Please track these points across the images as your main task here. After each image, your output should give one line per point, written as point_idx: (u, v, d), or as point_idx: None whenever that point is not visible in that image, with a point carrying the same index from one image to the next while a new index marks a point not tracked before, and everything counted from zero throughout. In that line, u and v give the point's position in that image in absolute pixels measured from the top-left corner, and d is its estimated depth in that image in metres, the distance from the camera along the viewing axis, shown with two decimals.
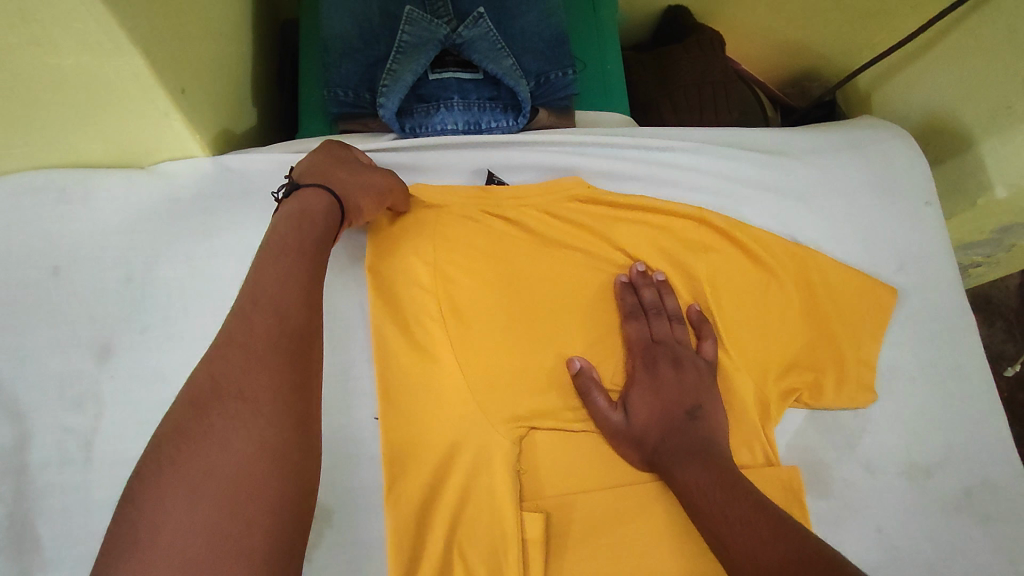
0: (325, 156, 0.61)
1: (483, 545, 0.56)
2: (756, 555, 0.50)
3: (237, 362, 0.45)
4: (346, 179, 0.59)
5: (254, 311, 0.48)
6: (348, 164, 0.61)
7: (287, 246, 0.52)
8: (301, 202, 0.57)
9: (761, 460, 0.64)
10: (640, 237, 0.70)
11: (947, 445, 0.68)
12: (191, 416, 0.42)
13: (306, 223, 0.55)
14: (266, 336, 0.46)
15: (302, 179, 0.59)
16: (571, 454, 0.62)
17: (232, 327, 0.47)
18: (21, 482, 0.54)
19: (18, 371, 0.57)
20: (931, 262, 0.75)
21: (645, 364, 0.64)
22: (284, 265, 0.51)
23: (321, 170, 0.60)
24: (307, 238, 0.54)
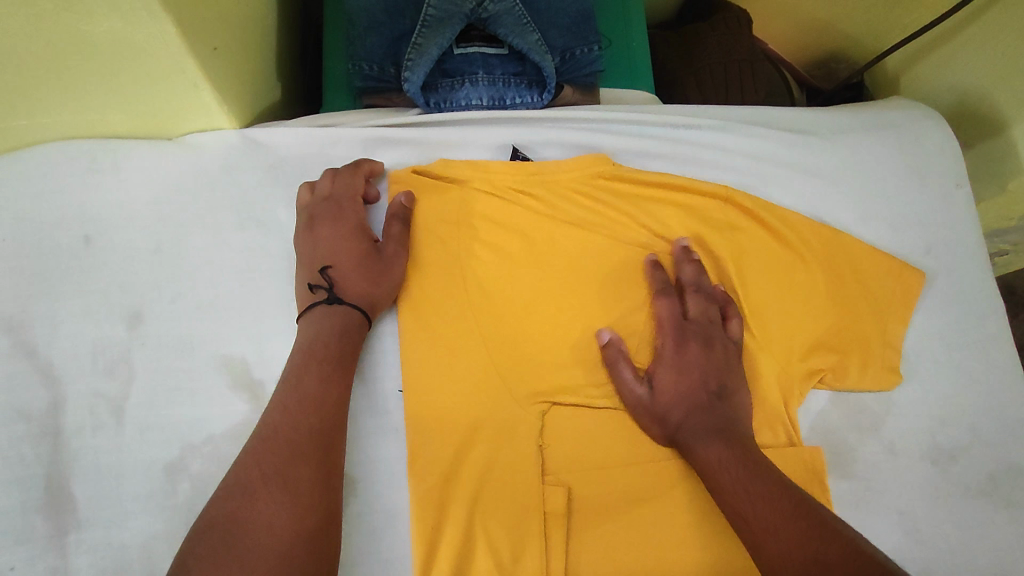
0: (346, 248, 0.62)
1: (505, 517, 0.57)
2: (775, 531, 0.51)
3: (280, 454, 0.49)
4: (378, 290, 0.60)
5: (294, 411, 0.51)
6: (369, 258, 0.61)
7: (324, 348, 0.56)
8: (334, 318, 0.58)
9: (782, 439, 0.64)
10: (665, 216, 0.69)
11: (972, 430, 0.68)
12: (238, 504, 0.46)
13: (341, 327, 0.57)
14: (305, 433, 0.50)
15: (334, 276, 0.60)
16: (593, 431, 0.62)
17: (277, 422, 0.51)
18: (56, 445, 0.56)
19: (51, 338, 0.58)
20: (961, 246, 0.74)
21: (676, 342, 0.64)
22: (321, 361, 0.55)
23: (350, 265, 0.61)
24: (342, 342, 0.57)
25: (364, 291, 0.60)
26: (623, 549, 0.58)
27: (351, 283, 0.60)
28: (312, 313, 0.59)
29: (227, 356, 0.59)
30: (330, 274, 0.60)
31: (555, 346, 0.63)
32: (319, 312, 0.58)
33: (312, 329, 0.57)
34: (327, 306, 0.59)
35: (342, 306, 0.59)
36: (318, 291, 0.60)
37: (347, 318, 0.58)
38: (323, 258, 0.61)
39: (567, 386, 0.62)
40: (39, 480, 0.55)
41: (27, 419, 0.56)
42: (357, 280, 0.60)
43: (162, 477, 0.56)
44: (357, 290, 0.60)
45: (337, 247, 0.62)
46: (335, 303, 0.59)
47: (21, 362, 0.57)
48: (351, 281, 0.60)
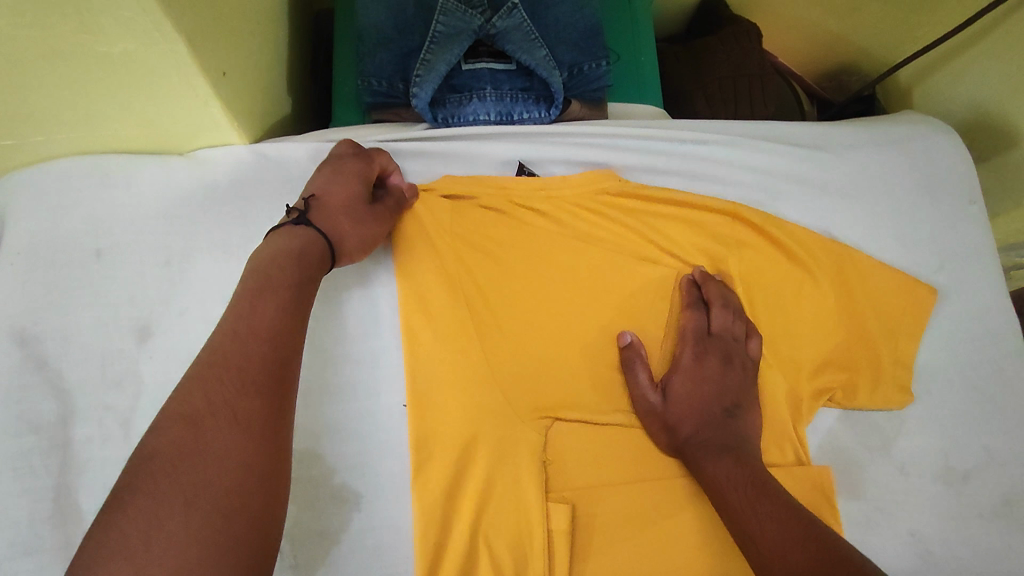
0: (338, 186, 0.60)
1: (508, 533, 0.57)
2: (787, 552, 0.50)
3: (231, 384, 0.43)
4: (345, 228, 0.58)
5: (245, 337, 0.46)
6: (355, 204, 0.59)
7: (282, 272, 0.51)
8: (296, 236, 0.55)
9: (790, 458, 0.63)
10: (672, 232, 0.69)
11: (986, 450, 0.66)
12: (180, 434, 0.40)
13: (301, 257, 0.53)
14: (258, 362, 0.45)
15: (312, 204, 0.58)
16: (597, 446, 0.61)
17: (224, 348, 0.45)
18: (65, 457, 0.56)
19: (63, 351, 0.59)
20: (973, 262, 0.73)
21: (696, 353, 0.64)
22: (278, 290, 0.49)
23: (337, 203, 0.59)
24: (297, 271, 0.52)
25: (339, 226, 0.57)
26: (627, 569, 0.57)
27: (325, 213, 0.58)
28: (280, 230, 0.56)
29: None
30: (310, 201, 0.58)
31: (561, 362, 0.63)
32: (285, 230, 0.56)
33: (272, 245, 0.53)
34: (293, 225, 0.56)
35: (308, 228, 0.56)
36: (292, 212, 0.57)
37: (309, 240, 0.55)
38: (311, 190, 0.59)
39: (571, 402, 0.62)
40: (47, 491, 0.55)
41: (37, 431, 0.56)
42: (333, 214, 0.58)
43: None
44: (330, 222, 0.57)
45: (335, 184, 0.60)
46: (303, 224, 0.56)
47: (33, 374, 0.58)
48: (328, 212, 0.58)
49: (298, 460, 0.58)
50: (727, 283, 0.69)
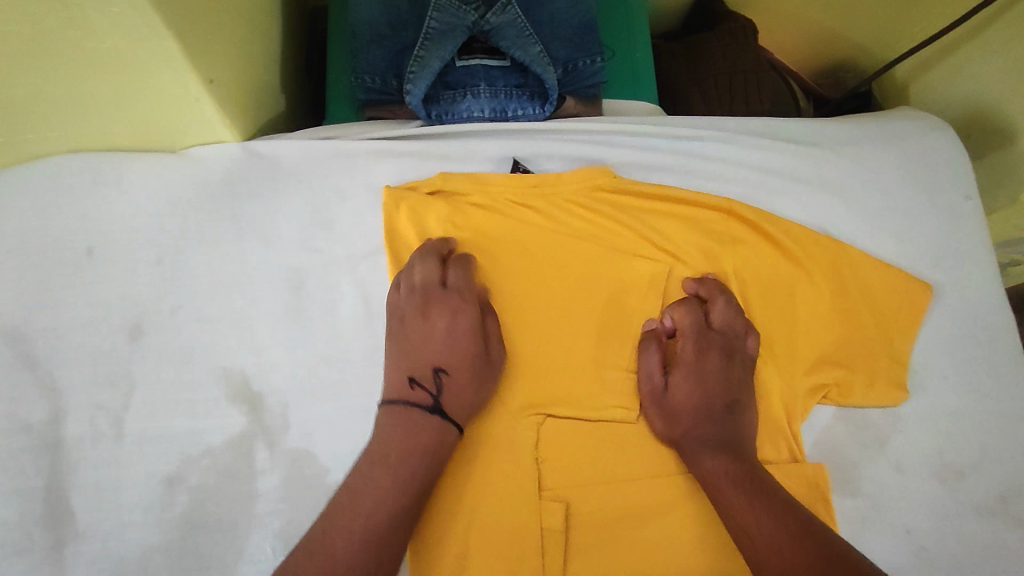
0: (412, 322, 0.61)
1: (503, 531, 0.56)
2: (782, 546, 0.50)
3: (331, 561, 0.48)
4: (443, 339, 0.60)
5: (358, 514, 0.51)
6: (439, 307, 0.61)
7: (412, 444, 0.54)
8: (427, 432, 0.55)
9: (785, 455, 0.63)
10: (668, 229, 0.69)
11: (981, 446, 0.66)
12: None
13: (417, 441, 0.55)
14: (364, 540, 0.50)
15: (444, 382, 0.58)
16: (592, 442, 0.61)
17: (338, 518, 0.51)
18: (56, 456, 0.56)
19: (55, 350, 0.58)
20: (969, 258, 0.73)
21: (696, 348, 0.64)
22: (392, 480, 0.52)
23: (425, 342, 0.60)
24: (417, 444, 0.54)
25: (441, 352, 0.60)
26: (622, 565, 0.57)
27: (458, 396, 0.58)
28: (409, 416, 0.56)
29: (226, 367, 0.60)
30: (440, 379, 0.58)
31: (555, 360, 0.63)
32: (412, 415, 0.56)
33: (394, 431, 0.55)
34: (427, 414, 0.57)
35: (438, 420, 0.56)
36: (419, 389, 0.58)
37: (433, 441, 0.55)
38: (437, 359, 0.59)
39: (565, 399, 0.62)
40: (39, 491, 0.55)
41: (29, 430, 0.56)
42: (462, 394, 0.58)
43: (160, 490, 0.56)
44: (432, 353, 0.60)
45: (412, 323, 0.61)
46: (434, 414, 0.56)
47: (24, 373, 0.57)
48: (456, 392, 0.58)
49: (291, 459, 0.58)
50: (722, 280, 0.68)
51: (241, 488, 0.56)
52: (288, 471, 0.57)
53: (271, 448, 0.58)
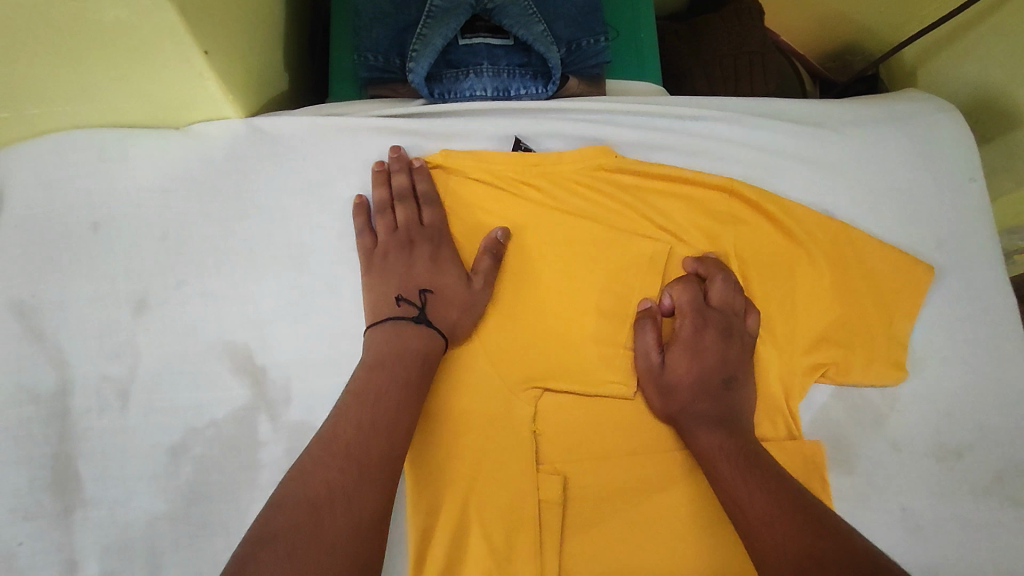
0: (399, 250, 0.63)
1: (501, 504, 0.58)
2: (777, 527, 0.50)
3: (351, 473, 0.49)
4: (422, 270, 0.63)
5: (367, 429, 0.52)
6: (421, 239, 0.64)
7: (399, 370, 0.56)
8: (416, 338, 0.58)
9: (782, 433, 0.64)
10: (669, 208, 0.69)
11: (979, 426, 0.66)
12: (303, 517, 0.46)
13: (411, 350, 0.58)
14: (380, 454, 0.51)
15: (429, 299, 0.61)
16: (589, 418, 0.62)
17: (349, 437, 0.51)
18: (64, 425, 0.57)
19: (60, 323, 0.59)
20: (972, 241, 0.73)
21: (694, 326, 0.65)
22: (394, 385, 0.55)
23: (407, 264, 0.63)
24: (418, 353, 0.57)
25: (421, 276, 0.63)
26: (618, 538, 0.58)
27: (444, 310, 0.61)
28: (398, 326, 0.59)
29: (230, 341, 0.60)
30: (426, 297, 0.61)
31: (554, 338, 0.63)
32: (405, 328, 0.59)
33: (387, 341, 0.58)
34: (412, 323, 0.60)
35: (429, 328, 0.59)
36: (406, 305, 0.61)
37: (427, 344, 0.58)
38: (421, 281, 0.62)
39: (564, 374, 0.62)
40: (48, 459, 0.56)
41: (36, 400, 0.57)
42: (450, 308, 0.61)
43: (165, 459, 0.57)
44: (416, 276, 0.62)
45: (395, 243, 0.64)
46: (423, 322, 0.60)
47: (31, 346, 0.58)
48: (442, 307, 0.61)
49: (293, 431, 0.59)
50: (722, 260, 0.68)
51: (244, 458, 0.58)
52: (290, 443, 0.58)
53: (274, 421, 0.59)
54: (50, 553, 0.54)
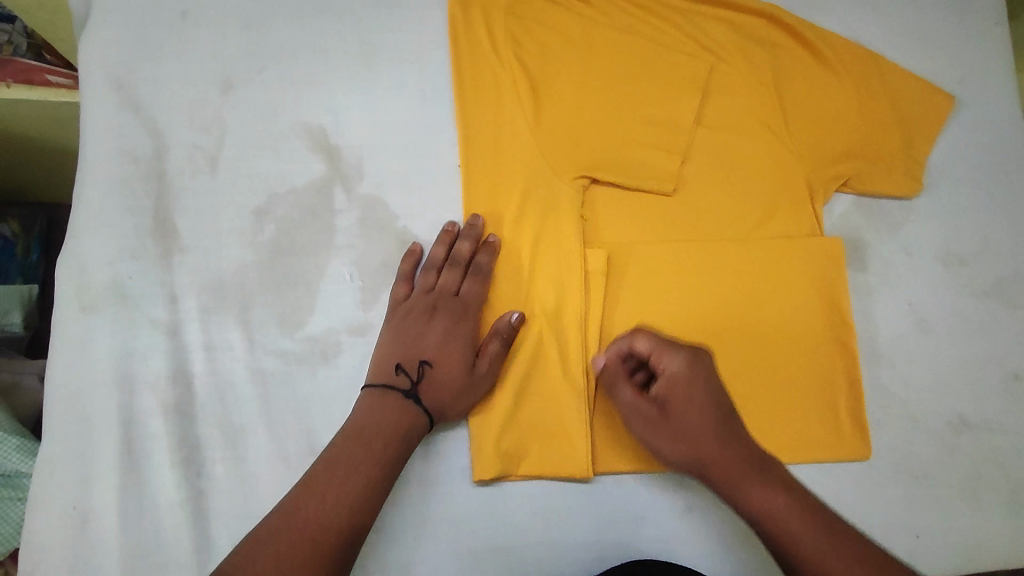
0: (420, 319, 0.62)
1: (551, 271, 0.65)
2: (787, 525, 0.50)
3: (363, 441, 0.55)
4: (430, 343, 0.61)
5: (380, 406, 0.57)
6: (448, 304, 0.63)
7: (419, 342, 0.61)
8: (399, 415, 0.57)
9: (806, 231, 0.69)
10: (712, 30, 0.73)
11: (984, 239, 0.72)
12: (314, 476, 0.52)
13: (401, 425, 0.56)
14: (391, 426, 0.56)
15: (426, 373, 0.60)
16: (630, 208, 0.68)
17: (368, 405, 0.57)
18: (161, 184, 0.63)
19: (153, 96, 0.65)
20: (995, 76, 0.77)
21: (680, 355, 0.59)
22: (375, 448, 0.54)
23: (421, 334, 0.61)
24: (400, 423, 0.57)
25: (429, 345, 0.61)
26: (652, 309, 0.65)
27: (437, 390, 0.59)
28: (388, 397, 0.58)
29: (307, 123, 0.66)
30: (423, 370, 0.60)
31: (602, 136, 0.68)
32: (390, 400, 0.58)
33: (386, 396, 0.58)
34: (401, 396, 0.58)
35: (416, 407, 0.58)
36: (404, 376, 0.59)
37: (411, 424, 0.57)
38: (424, 352, 0.61)
39: (610, 167, 0.67)
40: (149, 209, 0.63)
41: (135, 160, 0.63)
42: (443, 390, 0.59)
43: (251, 219, 0.64)
44: (423, 345, 0.61)
45: (409, 329, 0.61)
46: (410, 400, 0.58)
47: (128, 113, 0.64)
48: (434, 386, 0.59)
49: (365, 203, 0.65)
50: (760, 77, 0.72)
51: (322, 222, 0.64)
52: (364, 211, 0.65)
53: (348, 193, 0.65)
54: (154, 288, 0.61)
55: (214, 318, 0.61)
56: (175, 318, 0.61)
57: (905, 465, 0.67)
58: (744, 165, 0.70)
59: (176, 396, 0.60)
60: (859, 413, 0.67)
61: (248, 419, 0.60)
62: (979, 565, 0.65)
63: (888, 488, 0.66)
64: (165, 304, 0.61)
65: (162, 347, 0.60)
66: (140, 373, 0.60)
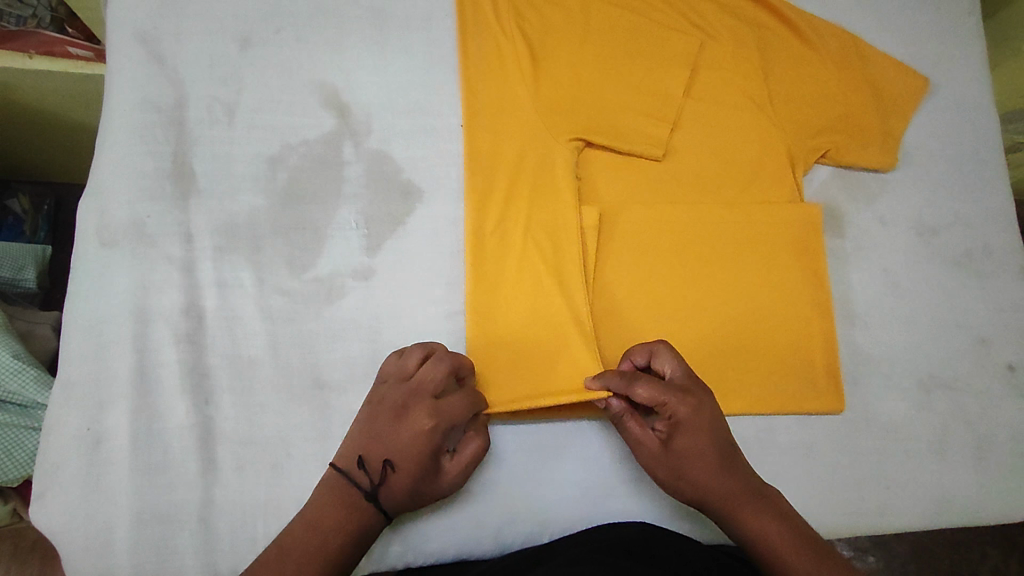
0: (394, 419, 0.58)
1: (546, 225, 0.69)
2: (783, 557, 0.54)
3: (324, 531, 0.54)
4: (396, 444, 0.57)
5: (338, 498, 0.56)
6: (424, 407, 0.58)
7: (386, 442, 0.58)
8: (356, 512, 0.56)
9: (786, 197, 0.74)
10: (704, 9, 0.78)
11: (955, 211, 0.77)
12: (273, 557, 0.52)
13: (357, 521, 0.56)
14: (346, 522, 0.55)
15: (387, 478, 0.57)
16: (623, 171, 0.72)
17: (328, 492, 0.56)
18: (182, 132, 0.68)
19: (178, 51, 0.70)
20: (966, 62, 0.82)
21: (686, 405, 0.58)
22: (330, 543, 0.54)
23: (390, 434, 0.58)
24: (348, 526, 0.55)
25: (396, 446, 0.57)
26: (639, 264, 0.69)
27: (396, 494, 0.57)
28: (347, 492, 0.56)
29: (320, 82, 0.71)
30: (385, 474, 0.57)
31: (598, 103, 0.72)
32: (350, 492, 0.56)
33: (344, 488, 0.57)
34: (360, 495, 0.56)
35: (371, 509, 0.56)
36: (367, 476, 0.57)
37: (363, 521, 0.56)
38: (389, 453, 0.57)
39: (603, 130, 0.71)
40: (169, 154, 0.67)
41: (158, 109, 0.68)
42: (401, 494, 0.57)
43: (265, 167, 0.68)
44: (390, 445, 0.57)
45: (380, 424, 0.58)
46: (367, 501, 0.56)
47: (154, 65, 0.69)
48: (394, 489, 0.57)
49: (372, 157, 0.69)
50: (748, 54, 0.77)
51: (331, 174, 0.68)
52: (370, 165, 0.69)
53: (357, 147, 0.69)
54: (171, 228, 0.65)
55: (226, 258, 0.65)
56: (189, 255, 0.65)
57: (879, 420, 0.70)
58: (731, 136, 0.74)
59: (187, 328, 0.63)
60: (834, 366, 0.69)
61: (255, 353, 0.64)
62: (949, 517, 0.68)
63: (863, 442, 0.69)
64: (181, 243, 0.65)
65: (176, 282, 0.64)
66: (154, 305, 0.63)
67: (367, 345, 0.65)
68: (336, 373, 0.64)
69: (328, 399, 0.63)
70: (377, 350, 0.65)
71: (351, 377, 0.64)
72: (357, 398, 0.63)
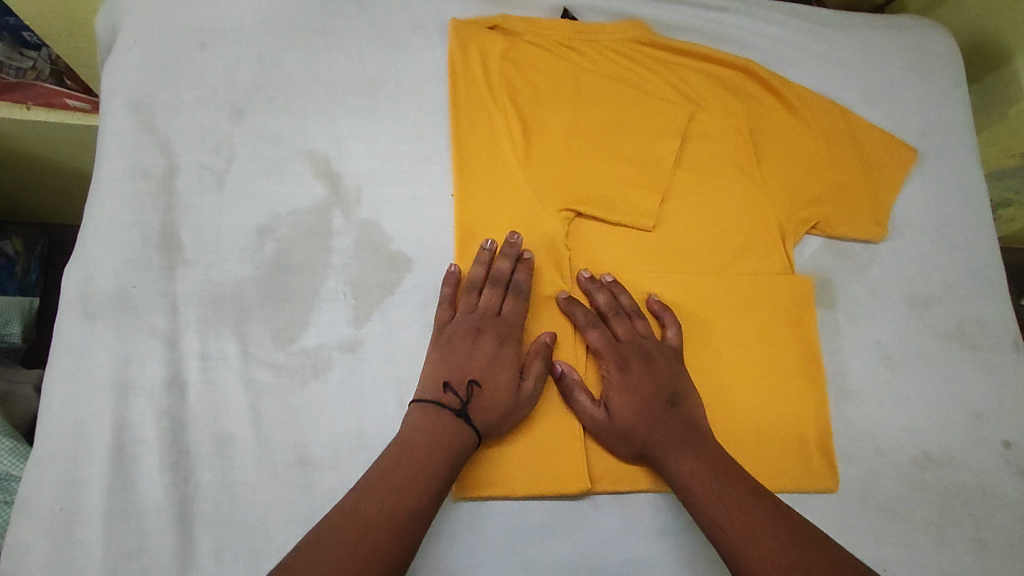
0: (468, 345, 0.63)
1: (535, 297, 0.69)
2: (694, 491, 0.58)
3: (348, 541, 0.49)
4: (479, 364, 0.62)
5: (377, 496, 0.52)
6: (490, 330, 0.64)
7: (469, 362, 0.62)
8: (426, 460, 0.55)
9: (777, 268, 0.73)
10: (692, 80, 0.79)
11: (947, 284, 0.76)
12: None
13: (430, 463, 0.55)
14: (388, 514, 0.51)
15: (476, 394, 0.60)
16: (613, 239, 0.72)
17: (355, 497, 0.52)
18: (170, 200, 0.68)
19: (171, 119, 0.70)
20: (953, 133, 0.83)
21: (616, 363, 0.65)
22: (387, 506, 0.51)
23: (473, 360, 0.62)
24: (426, 465, 0.55)
25: (482, 365, 0.62)
26: None
27: (485, 413, 0.60)
28: (439, 415, 0.58)
29: (311, 150, 0.71)
30: (473, 390, 0.60)
31: (586, 172, 0.72)
32: (444, 417, 0.58)
33: (430, 420, 0.58)
34: (454, 416, 0.58)
35: (466, 425, 0.58)
36: (457, 400, 0.60)
37: (456, 442, 0.57)
38: (473, 372, 0.61)
39: (591, 201, 0.71)
40: (156, 223, 0.66)
41: (147, 177, 0.68)
42: (490, 411, 0.60)
43: (253, 237, 0.67)
44: (472, 364, 0.62)
45: (461, 354, 0.62)
46: (462, 420, 0.58)
47: (145, 134, 0.69)
48: (485, 404, 0.60)
49: (362, 226, 0.69)
50: (738, 124, 0.78)
51: (320, 243, 0.68)
52: (360, 233, 0.69)
53: (346, 216, 0.69)
54: (157, 298, 0.64)
55: (211, 329, 0.64)
56: (174, 328, 0.64)
57: (877, 499, 0.68)
58: (722, 205, 0.75)
59: (169, 402, 0.62)
60: (827, 446, 0.68)
61: (237, 429, 0.62)
62: None
63: (861, 522, 0.67)
64: (166, 315, 0.64)
65: (159, 354, 0.63)
66: (135, 379, 0.62)
67: (352, 421, 0.63)
68: (321, 449, 0.62)
69: (311, 477, 0.62)
70: (363, 426, 0.63)
71: (336, 455, 0.62)
72: (342, 478, 0.62)
